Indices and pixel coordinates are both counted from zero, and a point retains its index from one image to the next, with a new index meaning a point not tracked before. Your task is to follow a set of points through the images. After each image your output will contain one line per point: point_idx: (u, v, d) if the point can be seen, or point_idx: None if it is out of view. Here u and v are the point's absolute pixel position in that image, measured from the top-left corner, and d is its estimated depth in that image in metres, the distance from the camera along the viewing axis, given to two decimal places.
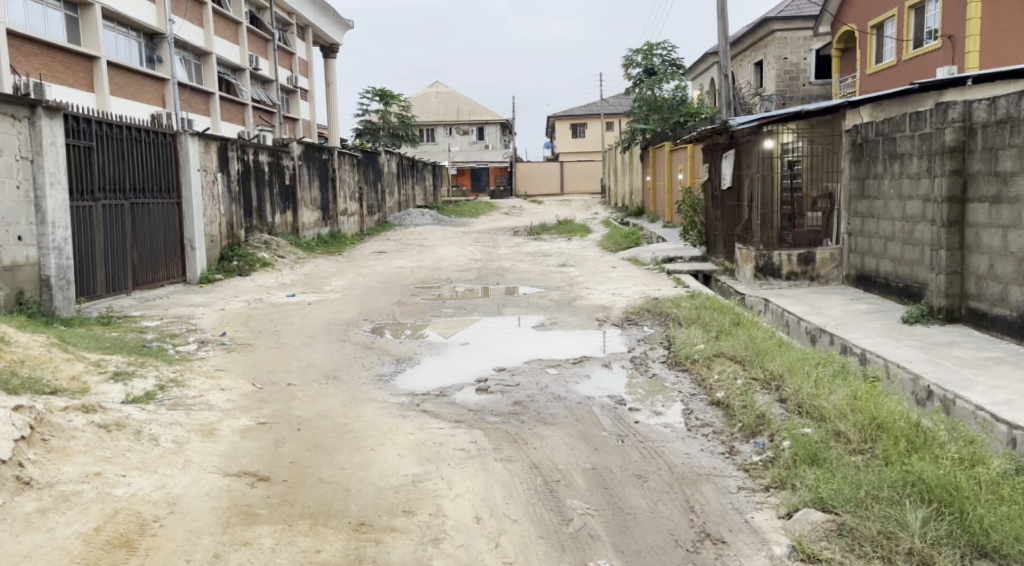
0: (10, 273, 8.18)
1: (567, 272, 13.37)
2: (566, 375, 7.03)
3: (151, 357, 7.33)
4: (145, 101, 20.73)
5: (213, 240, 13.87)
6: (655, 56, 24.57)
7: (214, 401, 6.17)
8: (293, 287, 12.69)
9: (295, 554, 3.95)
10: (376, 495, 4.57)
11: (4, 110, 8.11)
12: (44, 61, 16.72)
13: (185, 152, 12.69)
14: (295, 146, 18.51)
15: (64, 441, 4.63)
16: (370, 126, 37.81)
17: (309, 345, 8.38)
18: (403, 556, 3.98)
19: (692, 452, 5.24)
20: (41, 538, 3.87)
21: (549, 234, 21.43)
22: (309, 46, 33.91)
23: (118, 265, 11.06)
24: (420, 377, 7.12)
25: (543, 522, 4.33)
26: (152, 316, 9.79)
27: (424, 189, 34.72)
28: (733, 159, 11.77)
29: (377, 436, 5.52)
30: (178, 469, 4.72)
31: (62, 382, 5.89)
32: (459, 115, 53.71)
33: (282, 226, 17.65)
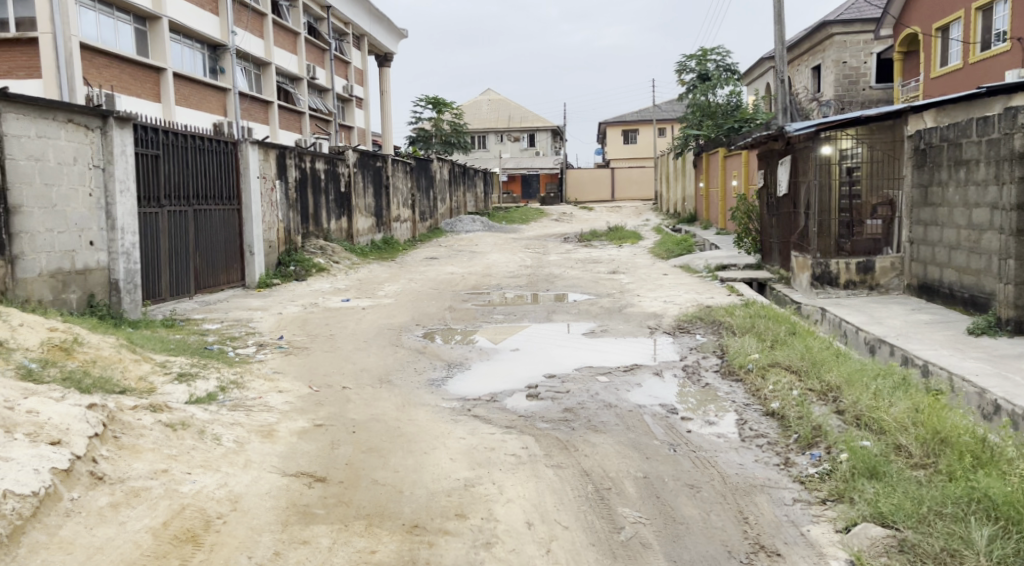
0: (83, 277, 8.49)
1: (617, 279, 13.36)
2: (617, 383, 7.02)
3: (213, 359, 7.56)
4: (208, 111, 21.32)
5: (271, 245, 14.20)
6: (710, 61, 24.32)
7: (272, 403, 6.34)
8: (347, 292, 12.93)
9: (352, 553, 4.05)
10: (429, 498, 4.65)
11: (79, 120, 8.45)
12: (115, 72, 17.29)
13: (246, 160, 13.04)
14: (350, 154, 18.81)
15: (134, 438, 4.82)
16: (422, 134, 38.39)
17: (363, 349, 8.54)
18: (456, 559, 4.04)
19: (746, 463, 5.20)
20: (113, 531, 3.97)
21: (599, 241, 21.43)
22: (364, 54, 34.50)
23: (182, 270, 11.40)
24: (471, 382, 7.20)
25: (595, 530, 4.35)
26: (213, 319, 10.07)
27: (474, 195, 34.96)
28: (789, 166, 11.61)
29: (429, 440, 5.61)
30: (240, 468, 4.86)
31: (130, 382, 6.12)
32: (510, 122, 54.10)
33: (337, 232, 17.99)
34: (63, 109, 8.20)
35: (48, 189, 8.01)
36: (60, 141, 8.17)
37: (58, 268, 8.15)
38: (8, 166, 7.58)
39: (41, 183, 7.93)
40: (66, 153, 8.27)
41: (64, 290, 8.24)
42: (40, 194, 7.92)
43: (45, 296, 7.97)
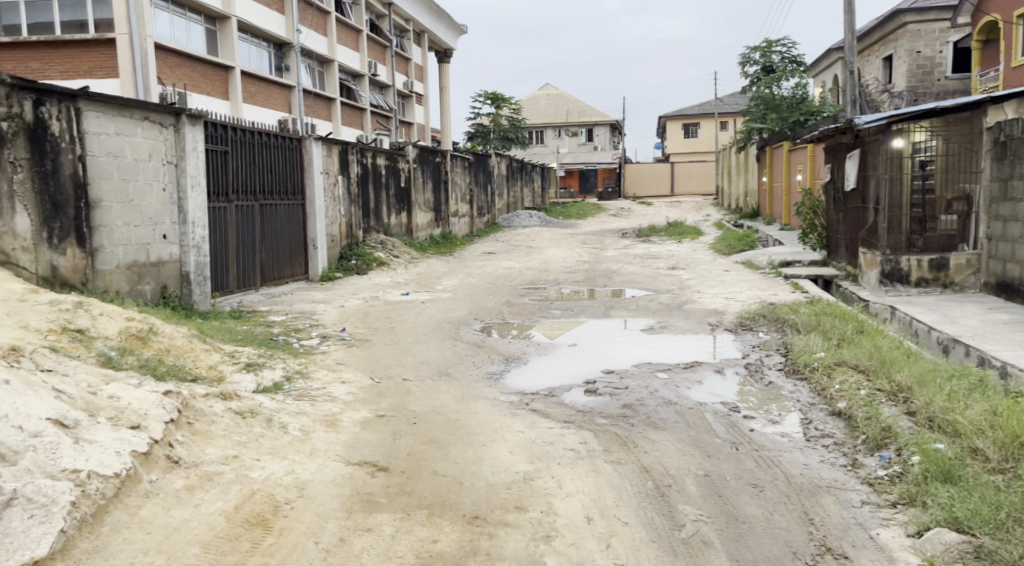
0: (156, 269, 8.79)
1: (677, 275, 13.26)
2: (676, 380, 6.98)
3: (279, 349, 7.76)
4: (273, 108, 21.77)
5: (333, 240, 14.46)
6: (774, 53, 23.85)
7: (335, 393, 6.48)
8: (406, 286, 13.08)
9: (414, 542, 4.10)
10: (489, 490, 4.70)
11: (154, 118, 8.74)
12: (187, 71, 17.79)
13: (310, 156, 13.28)
14: (411, 150, 19.00)
15: (206, 425, 4.98)
16: (481, 129, 38.53)
17: (422, 342, 8.65)
18: (516, 551, 4.07)
19: (811, 464, 5.11)
20: (189, 512, 4.06)
21: (658, 236, 21.24)
22: (424, 51, 34.79)
23: (249, 264, 11.71)
24: (530, 377, 7.22)
25: (655, 526, 4.33)
26: (278, 311, 10.33)
27: (532, 190, 34.99)
28: (858, 160, 11.33)
29: (489, 433, 5.66)
30: (306, 456, 4.99)
31: (201, 370, 6.31)
32: (568, 117, 54.00)
33: (397, 226, 18.22)
34: (140, 107, 8.47)
35: (125, 184, 8.29)
36: (137, 138, 8.45)
37: (134, 260, 8.45)
38: (89, 162, 7.84)
39: (119, 179, 8.21)
40: (141, 149, 8.55)
41: (139, 281, 8.54)
42: (118, 188, 8.20)
43: (122, 287, 8.27)
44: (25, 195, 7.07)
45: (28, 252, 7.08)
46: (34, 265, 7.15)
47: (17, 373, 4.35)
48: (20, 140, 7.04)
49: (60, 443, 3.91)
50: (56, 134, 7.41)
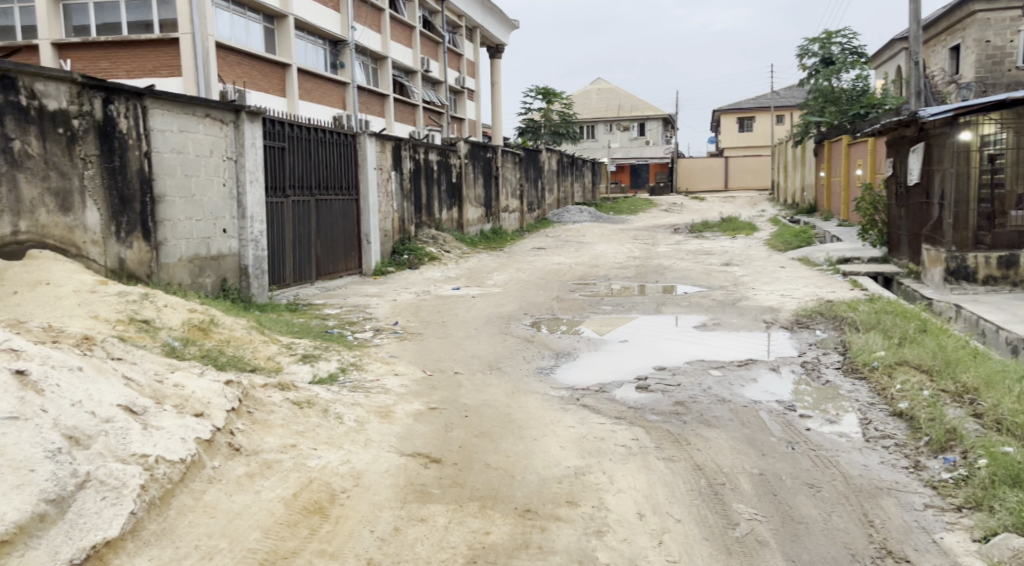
0: (216, 262, 9.02)
1: (730, 272, 13.09)
2: (730, 377, 6.91)
3: (334, 342, 7.90)
4: (328, 105, 22.09)
5: (386, 234, 14.63)
6: (834, 44, 23.36)
7: (389, 385, 6.56)
8: (457, 281, 13.16)
9: (467, 533, 4.14)
10: (541, 484, 4.72)
11: (215, 115, 8.96)
12: (245, 69, 18.14)
13: (364, 152, 13.45)
14: (463, 145, 19.09)
15: (265, 414, 5.09)
16: (532, 125, 38.52)
17: (473, 336, 8.70)
18: (568, 544, 4.07)
19: (871, 464, 5.02)
20: (250, 499, 4.16)
21: (711, 232, 20.98)
22: (476, 46, 34.90)
23: (305, 258, 11.92)
24: (581, 372, 7.22)
25: (708, 524, 4.29)
26: (333, 305, 10.50)
27: (583, 185, 34.87)
28: (922, 153, 11.00)
29: (540, 427, 5.68)
30: (361, 446, 5.07)
31: (260, 361, 6.45)
32: (620, 111, 53.70)
33: (448, 221, 18.34)
34: (202, 104, 8.68)
35: (187, 179, 8.50)
36: (198, 135, 8.66)
37: (196, 254, 8.68)
38: (154, 158, 8.06)
39: (182, 175, 8.43)
40: (203, 145, 8.76)
41: (200, 274, 8.77)
42: (181, 184, 8.42)
43: (184, 280, 8.50)
44: (95, 190, 7.27)
45: (97, 245, 7.28)
46: (103, 257, 7.36)
47: (89, 360, 4.49)
48: (90, 137, 7.22)
49: (130, 429, 4.02)
50: (124, 132, 7.62)
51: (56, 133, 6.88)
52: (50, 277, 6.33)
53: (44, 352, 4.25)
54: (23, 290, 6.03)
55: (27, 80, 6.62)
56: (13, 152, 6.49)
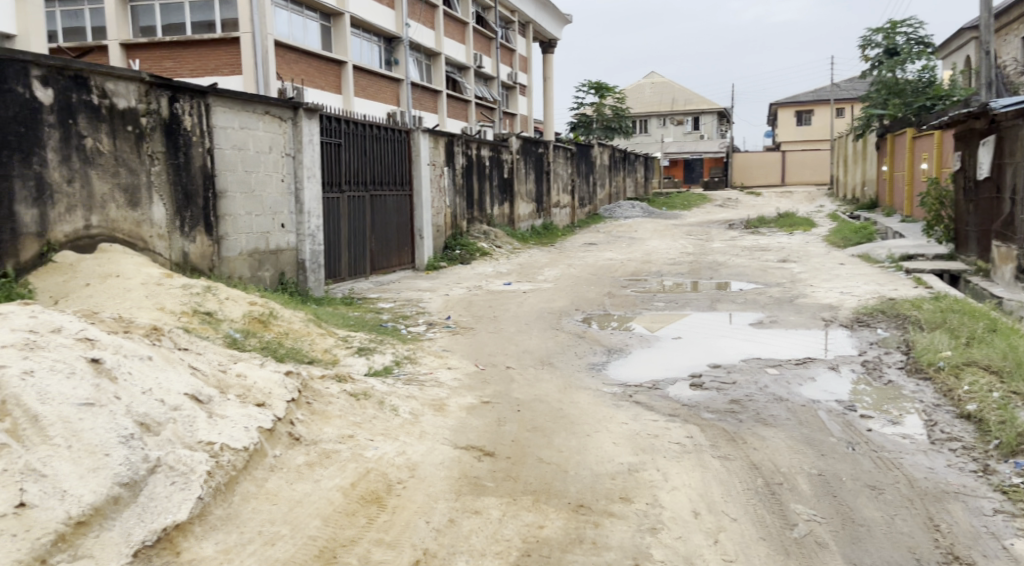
0: (275, 256, 9.22)
1: (787, 268, 12.89)
2: (787, 376, 6.80)
3: (388, 335, 8.00)
4: (382, 101, 22.34)
5: (439, 230, 14.76)
6: (899, 34, 22.70)
7: (442, 379, 6.63)
8: (509, 276, 13.19)
9: (521, 526, 4.16)
10: (594, 480, 4.72)
11: (274, 112, 9.14)
12: (303, 67, 18.46)
13: (418, 148, 13.57)
14: (515, 141, 19.13)
15: (324, 405, 5.19)
16: (584, 119, 38.40)
17: (525, 331, 8.73)
18: (622, 540, 4.07)
19: (937, 467, 4.90)
20: (310, 487, 4.25)
21: (768, 228, 20.64)
22: (529, 41, 34.91)
23: (359, 252, 12.09)
24: (633, 369, 7.19)
25: (766, 525, 4.24)
26: (387, 298, 10.64)
27: (635, 180, 34.59)
28: (993, 146, 10.66)
29: (592, 423, 5.68)
30: (415, 438, 5.14)
31: (317, 353, 6.58)
32: (674, 105, 53.19)
33: (500, 217, 18.41)
34: (261, 101, 8.87)
35: (248, 175, 8.70)
36: (258, 132, 8.85)
37: (256, 248, 8.88)
38: (217, 155, 8.26)
39: (242, 170, 8.62)
40: (263, 142, 8.95)
41: (260, 268, 8.97)
42: (241, 179, 8.61)
43: (245, 273, 8.71)
44: (161, 186, 7.48)
45: (162, 239, 7.49)
46: (168, 251, 7.57)
47: (158, 350, 4.64)
48: (157, 134, 7.42)
49: (196, 417, 4.15)
50: (188, 129, 7.82)
51: (125, 130, 7.08)
52: (120, 269, 6.54)
53: (116, 342, 4.40)
54: (94, 282, 6.27)
55: (98, 80, 6.83)
56: (86, 149, 6.70)
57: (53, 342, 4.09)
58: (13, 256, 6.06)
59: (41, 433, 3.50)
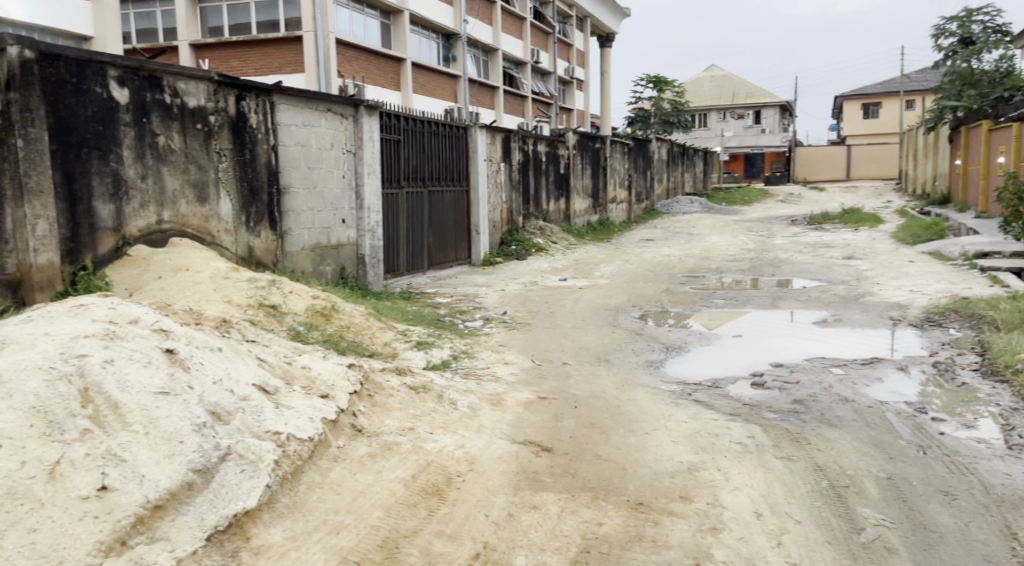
0: (336, 251, 9.38)
1: (852, 265, 12.60)
2: (853, 376, 6.66)
3: (446, 330, 8.08)
4: (440, 98, 22.51)
5: (495, 225, 14.83)
6: (975, 23, 21.99)
7: (499, 373, 6.67)
8: (564, 272, 13.17)
9: (580, 522, 4.16)
10: (653, 478, 4.69)
11: (336, 110, 9.28)
12: (363, 65, 18.70)
13: (475, 143, 13.63)
14: (572, 136, 19.07)
15: (385, 397, 5.27)
16: (642, 114, 38.09)
17: (582, 327, 8.72)
18: (682, 539, 4.04)
19: (1014, 474, 4.74)
20: (372, 478, 4.31)
21: (832, 224, 20.19)
22: (586, 36, 34.78)
23: (417, 247, 12.22)
24: (692, 367, 7.11)
25: (831, 528, 4.15)
26: (444, 293, 10.73)
27: (693, 175, 34.17)
28: None
29: (651, 420, 5.64)
30: (474, 432, 5.18)
31: (377, 346, 6.68)
32: (734, 99, 52.41)
33: (556, 212, 18.40)
34: (324, 99, 9.01)
35: (310, 171, 8.86)
36: (320, 128, 9.01)
37: (318, 242, 9.05)
38: (281, 152, 8.43)
39: (305, 166, 8.78)
40: (325, 139, 9.11)
41: (322, 262, 9.14)
42: (304, 175, 8.78)
43: (307, 267, 8.89)
44: (228, 182, 7.66)
45: (229, 234, 7.68)
46: (235, 246, 7.76)
47: (227, 342, 4.77)
48: (225, 132, 7.61)
49: (264, 407, 4.25)
50: (254, 126, 8.00)
51: (195, 128, 7.27)
52: (189, 263, 6.75)
53: (189, 333, 4.54)
54: (165, 275, 6.49)
55: (171, 80, 7.02)
56: (159, 147, 6.90)
57: (131, 333, 4.24)
58: (91, 250, 6.30)
59: (120, 420, 3.64)
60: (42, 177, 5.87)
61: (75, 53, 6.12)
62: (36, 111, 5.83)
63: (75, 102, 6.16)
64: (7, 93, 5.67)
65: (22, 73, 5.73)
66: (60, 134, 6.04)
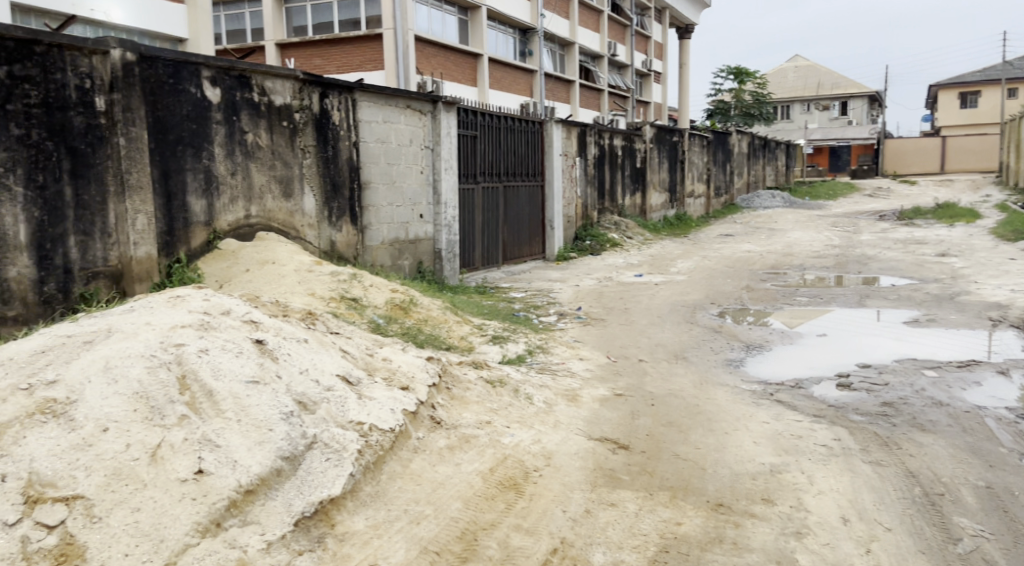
0: (414, 246, 9.51)
1: (947, 263, 12.08)
2: (947, 379, 6.38)
3: (521, 324, 8.09)
4: (516, 93, 22.55)
5: (570, 220, 14.78)
6: None
7: (574, 369, 6.65)
8: (640, 268, 13.03)
9: (658, 521, 4.11)
10: (734, 479, 4.59)
11: (415, 106, 9.39)
12: (441, 61, 18.88)
13: (551, 138, 13.59)
14: (649, 130, 18.83)
15: (462, 391, 5.30)
16: (722, 106, 37.41)
17: (658, 324, 8.61)
18: (765, 542, 3.95)
19: None
20: (451, 470, 4.36)
21: (925, 219, 19.40)
22: (665, 28, 34.33)
23: (492, 242, 12.28)
24: (774, 366, 6.95)
25: (925, 537, 4.00)
26: (518, 288, 10.74)
27: (775, 168, 33.34)
28: None
29: (730, 420, 5.52)
30: (550, 427, 5.17)
31: (454, 340, 6.74)
32: (819, 90, 50.95)
33: (632, 207, 18.23)
34: (403, 96, 9.13)
35: (390, 167, 9.00)
36: (400, 125, 9.13)
37: (397, 237, 9.18)
38: (362, 148, 8.58)
39: (385, 162, 8.92)
40: (404, 135, 9.23)
41: (400, 256, 9.28)
42: (384, 171, 8.91)
43: (386, 262, 9.03)
44: (312, 178, 7.84)
45: (313, 228, 7.87)
46: (317, 240, 7.94)
47: (312, 333, 4.89)
48: (309, 129, 7.78)
49: (347, 397, 4.33)
50: (337, 123, 8.16)
51: (281, 125, 7.46)
52: (275, 256, 6.93)
53: (277, 325, 4.66)
54: (253, 268, 6.69)
55: (259, 79, 7.21)
56: (247, 144, 7.10)
57: (223, 323, 4.38)
58: (185, 243, 6.55)
59: (214, 407, 3.76)
60: (141, 174, 6.11)
61: (172, 54, 6.35)
62: (137, 110, 6.07)
63: (172, 101, 6.39)
64: (111, 94, 5.91)
65: (124, 75, 5.97)
66: (157, 133, 6.28)
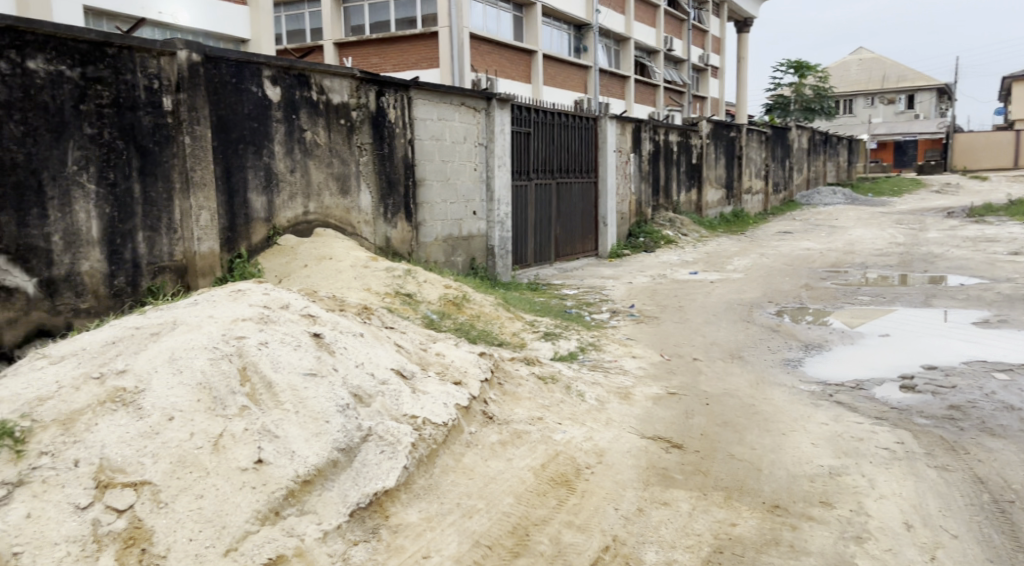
0: (467, 242, 9.57)
1: (1019, 261, 11.66)
2: (1018, 382, 6.18)
3: (574, 321, 8.08)
4: (571, 89, 22.49)
5: (624, 217, 14.70)
6: None
7: (627, 366, 6.62)
8: (695, 265, 12.90)
9: (712, 522, 4.07)
10: (790, 481, 4.53)
11: (469, 104, 9.44)
12: (496, 58, 18.94)
13: (605, 134, 13.52)
14: (706, 126, 18.58)
15: (514, 386, 5.32)
16: (782, 101, 36.74)
17: (713, 323, 8.51)
18: (823, 546, 3.88)
19: None
20: (503, 465, 4.39)
21: (995, 217, 18.75)
22: (722, 21, 33.83)
23: (545, 239, 12.30)
24: (833, 366, 6.81)
25: (992, 545, 3.89)
26: (571, 285, 10.73)
27: (836, 164, 32.59)
28: None
29: (787, 421, 5.44)
30: (602, 425, 5.16)
31: (506, 336, 6.78)
32: (884, 83, 49.62)
33: (687, 204, 18.03)
34: (458, 93, 9.19)
35: (444, 164, 9.07)
36: (454, 122, 9.20)
37: (450, 233, 9.26)
38: (417, 146, 8.66)
39: (439, 159, 8.99)
40: (458, 132, 9.29)
41: (453, 253, 9.35)
42: (438, 168, 8.99)
43: (440, 258, 9.12)
44: (368, 175, 7.96)
45: (369, 225, 7.98)
46: (373, 236, 8.06)
47: (368, 328, 4.97)
48: (365, 127, 7.89)
49: (402, 391, 4.39)
50: (392, 121, 8.25)
51: (338, 123, 7.58)
52: (332, 252, 7.06)
53: (333, 319, 4.75)
54: (311, 264, 6.82)
55: (317, 78, 7.34)
56: (306, 142, 7.24)
57: (282, 317, 4.49)
58: (246, 238, 6.71)
59: (274, 399, 3.86)
60: (205, 171, 6.29)
61: (236, 55, 6.50)
62: (201, 110, 6.24)
63: (235, 100, 6.55)
64: (178, 94, 6.09)
65: (190, 75, 6.14)
66: (220, 131, 6.44)
